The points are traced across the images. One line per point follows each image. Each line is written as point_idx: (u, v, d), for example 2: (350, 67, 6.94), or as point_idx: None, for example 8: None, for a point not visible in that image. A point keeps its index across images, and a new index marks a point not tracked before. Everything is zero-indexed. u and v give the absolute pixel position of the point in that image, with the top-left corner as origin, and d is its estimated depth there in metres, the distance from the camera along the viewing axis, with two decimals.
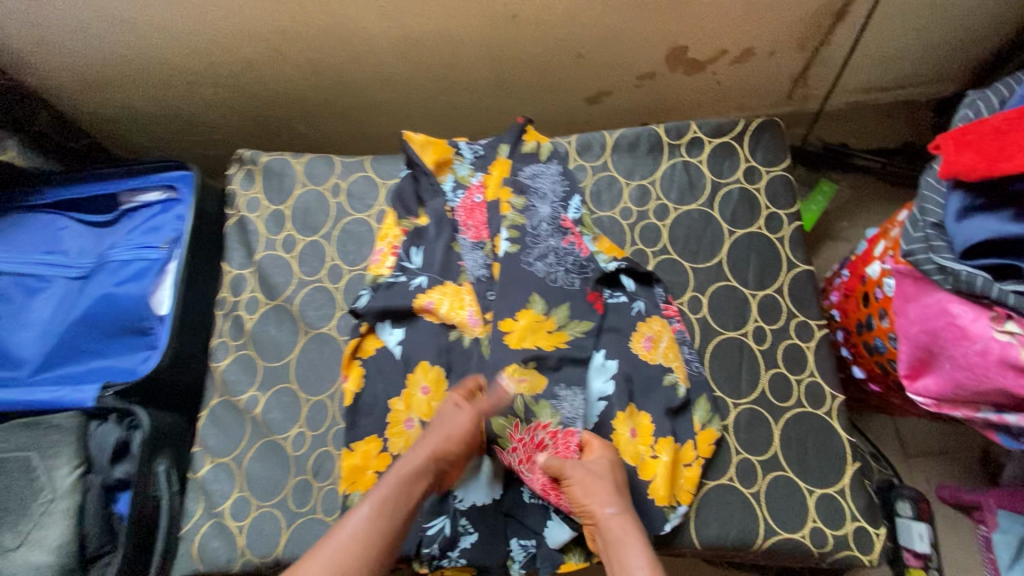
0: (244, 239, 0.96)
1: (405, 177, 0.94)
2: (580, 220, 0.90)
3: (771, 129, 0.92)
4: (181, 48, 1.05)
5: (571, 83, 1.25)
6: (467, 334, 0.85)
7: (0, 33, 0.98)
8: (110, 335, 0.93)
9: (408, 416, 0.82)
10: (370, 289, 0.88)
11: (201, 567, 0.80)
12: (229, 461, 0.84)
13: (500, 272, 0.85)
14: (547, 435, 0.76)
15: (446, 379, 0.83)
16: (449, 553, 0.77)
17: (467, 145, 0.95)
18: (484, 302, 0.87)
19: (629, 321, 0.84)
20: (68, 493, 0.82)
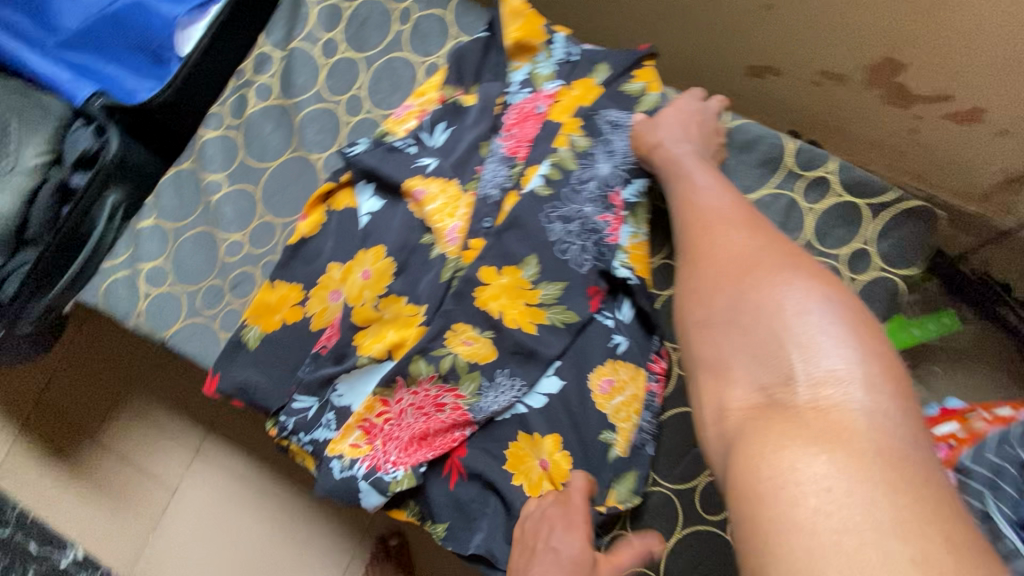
0: (291, 19, 0.85)
1: (477, 40, 0.78)
2: (632, 205, 0.72)
3: (924, 220, 0.67)
4: None
5: (740, 39, 0.98)
6: (440, 246, 0.74)
7: None
8: (130, 45, 0.87)
9: (338, 289, 0.75)
10: (371, 142, 0.77)
11: (101, 306, 0.80)
12: (168, 228, 0.81)
13: (513, 212, 0.71)
14: (451, 402, 0.70)
15: (390, 278, 0.74)
16: (300, 434, 0.73)
17: (563, 40, 0.78)
18: (475, 228, 0.72)
19: (603, 347, 0.70)
20: (28, 173, 0.82)
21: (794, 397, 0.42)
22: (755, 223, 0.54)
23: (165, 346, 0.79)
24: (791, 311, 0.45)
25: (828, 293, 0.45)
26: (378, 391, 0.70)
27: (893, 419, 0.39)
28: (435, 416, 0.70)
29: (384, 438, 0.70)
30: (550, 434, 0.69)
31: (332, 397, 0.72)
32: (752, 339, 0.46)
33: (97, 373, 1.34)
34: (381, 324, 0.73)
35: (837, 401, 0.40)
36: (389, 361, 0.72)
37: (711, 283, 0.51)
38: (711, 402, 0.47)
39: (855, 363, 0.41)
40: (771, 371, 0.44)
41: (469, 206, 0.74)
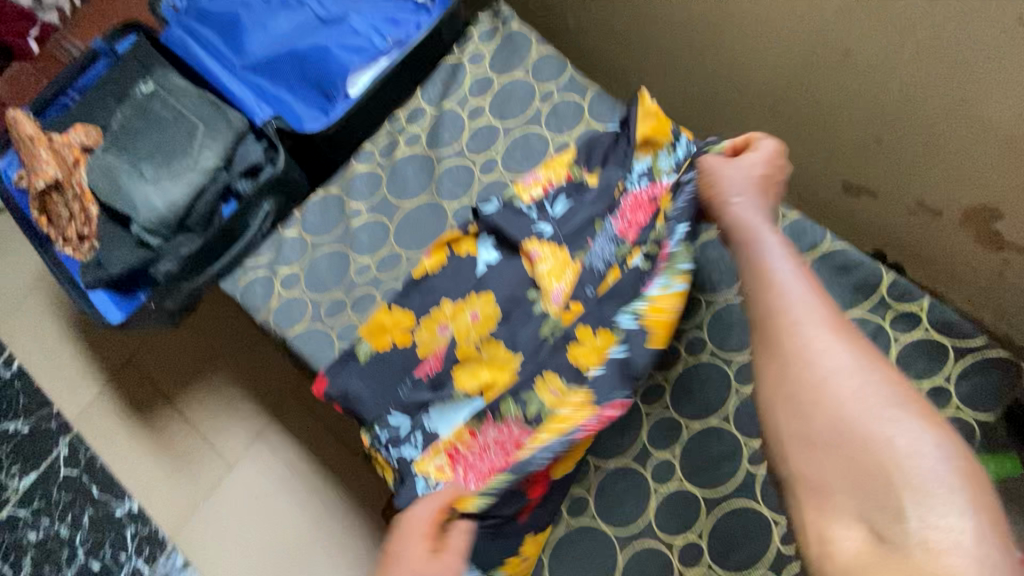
0: (446, 81, 0.97)
1: (609, 132, 0.89)
2: (676, 251, 0.78)
3: (1006, 370, 0.71)
4: None
5: (840, 158, 1.05)
6: (544, 304, 0.81)
7: None
8: (306, 80, 1.01)
9: (445, 323, 0.83)
10: (500, 202, 0.86)
11: (239, 297, 0.91)
12: (309, 241, 0.92)
13: (617, 287, 0.79)
14: (528, 443, 0.74)
15: (495, 323, 0.82)
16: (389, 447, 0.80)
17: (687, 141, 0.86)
18: (579, 293, 0.81)
19: None
20: (202, 173, 0.95)
21: (903, 538, 0.41)
22: (844, 325, 0.51)
23: (284, 344, 0.89)
24: (903, 451, 0.43)
25: (942, 428, 0.44)
26: (468, 423, 0.79)
27: (1000, 570, 0.38)
28: (513, 454, 0.74)
29: (465, 466, 0.77)
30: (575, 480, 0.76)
31: (425, 420, 0.80)
32: (845, 457, 0.46)
33: (185, 344, 1.46)
34: (483, 362, 0.81)
35: (945, 544, 0.39)
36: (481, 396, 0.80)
37: (803, 392, 0.49)
38: (812, 525, 0.46)
39: (968, 516, 0.40)
40: (876, 505, 0.43)
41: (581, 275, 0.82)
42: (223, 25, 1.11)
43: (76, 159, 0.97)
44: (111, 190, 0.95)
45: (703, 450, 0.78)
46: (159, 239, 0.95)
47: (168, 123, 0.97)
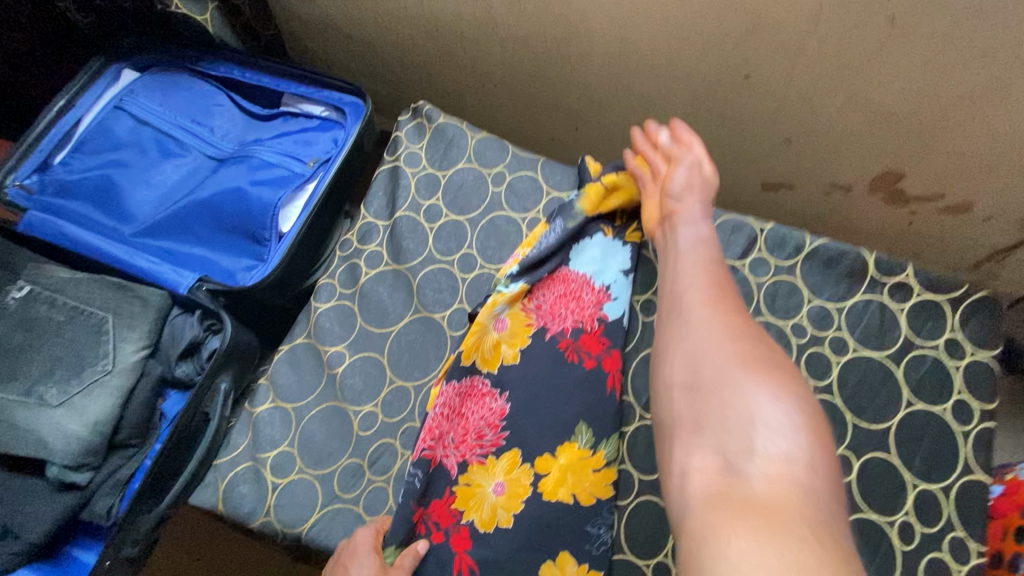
0: (390, 190, 0.91)
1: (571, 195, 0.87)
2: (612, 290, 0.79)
3: (990, 306, 0.79)
4: None
5: (758, 162, 1.14)
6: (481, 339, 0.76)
7: None
8: (227, 230, 0.89)
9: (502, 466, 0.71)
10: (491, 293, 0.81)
11: (221, 508, 0.73)
12: (291, 409, 0.78)
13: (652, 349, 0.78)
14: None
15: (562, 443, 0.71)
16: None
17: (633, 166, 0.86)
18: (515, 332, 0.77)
19: None
20: (125, 372, 0.77)
21: (749, 478, 0.46)
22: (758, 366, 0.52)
23: (299, 543, 0.72)
24: (755, 411, 0.49)
25: (798, 393, 0.50)
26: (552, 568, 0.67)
27: (810, 485, 0.45)
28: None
29: None
30: (575, 561, 0.67)
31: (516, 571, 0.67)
32: (718, 425, 0.50)
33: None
34: (442, 431, 0.73)
35: (781, 477, 0.45)
36: (458, 469, 0.72)
37: (690, 363, 0.55)
38: (677, 465, 0.51)
39: (797, 450, 0.47)
40: (729, 444, 0.49)
41: (531, 323, 0.77)
42: (93, 192, 0.94)
43: None
44: (1, 433, 0.72)
45: None
46: (89, 473, 0.74)
47: (62, 327, 0.77)
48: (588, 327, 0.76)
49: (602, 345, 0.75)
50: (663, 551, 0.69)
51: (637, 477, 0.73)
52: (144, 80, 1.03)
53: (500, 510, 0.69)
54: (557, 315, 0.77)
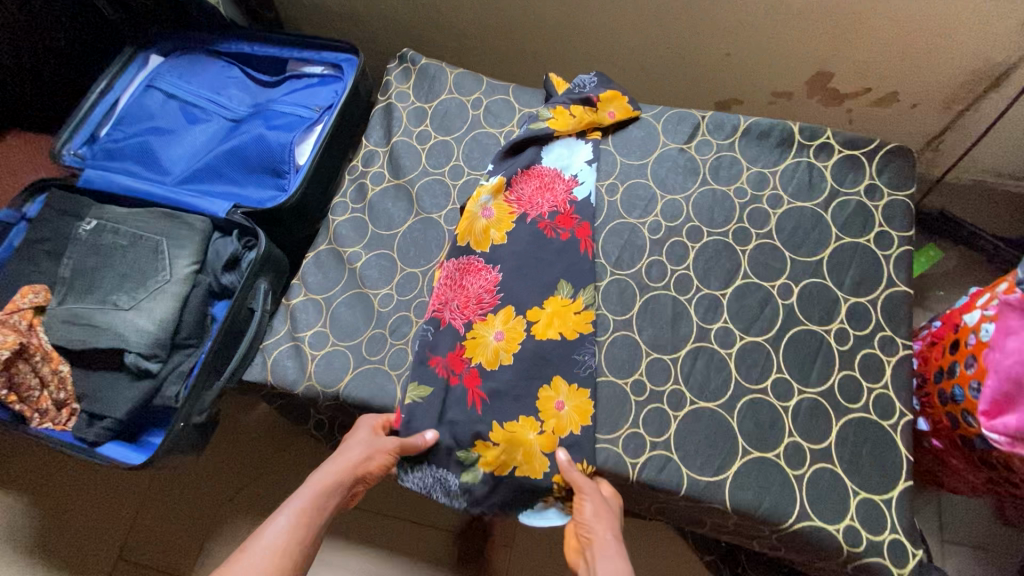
0: (385, 123, 1.07)
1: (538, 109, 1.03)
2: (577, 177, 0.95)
3: (902, 154, 0.92)
4: None
5: (708, 81, 1.29)
6: (473, 221, 0.92)
7: None
8: (252, 169, 1.05)
9: (498, 325, 0.85)
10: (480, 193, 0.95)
11: (270, 379, 0.88)
12: (321, 298, 0.93)
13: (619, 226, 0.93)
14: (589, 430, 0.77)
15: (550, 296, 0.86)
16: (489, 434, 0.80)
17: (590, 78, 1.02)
18: (501, 216, 0.92)
19: (728, 300, 0.87)
20: (182, 281, 0.92)
21: None
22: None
23: (337, 400, 0.86)
24: None
25: None
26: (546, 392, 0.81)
27: None
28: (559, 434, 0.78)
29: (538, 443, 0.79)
30: (566, 382, 0.81)
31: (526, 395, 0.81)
32: None
33: (213, 479, 1.25)
34: (448, 297, 0.88)
35: None
36: (464, 327, 0.86)
37: None
38: None
39: None
40: None
41: (514, 210, 0.93)
42: (136, 155, 1.10)
43: (30, 323, 0.89)
44: (86, 332, 0.88)
45: (745, 308, 0.86)
46: (159, 363, 0.89)
47: (126, 249, 0.93)
48: (562, 209, 0.92)
49: (574, 221, 0.91)
50: (639, 369, 0.83)
51: (612, 319, 0.87)
52: (167, 62, 1.20)
53: (501, 353, 0.83)
54: (534, 202, 0.93)
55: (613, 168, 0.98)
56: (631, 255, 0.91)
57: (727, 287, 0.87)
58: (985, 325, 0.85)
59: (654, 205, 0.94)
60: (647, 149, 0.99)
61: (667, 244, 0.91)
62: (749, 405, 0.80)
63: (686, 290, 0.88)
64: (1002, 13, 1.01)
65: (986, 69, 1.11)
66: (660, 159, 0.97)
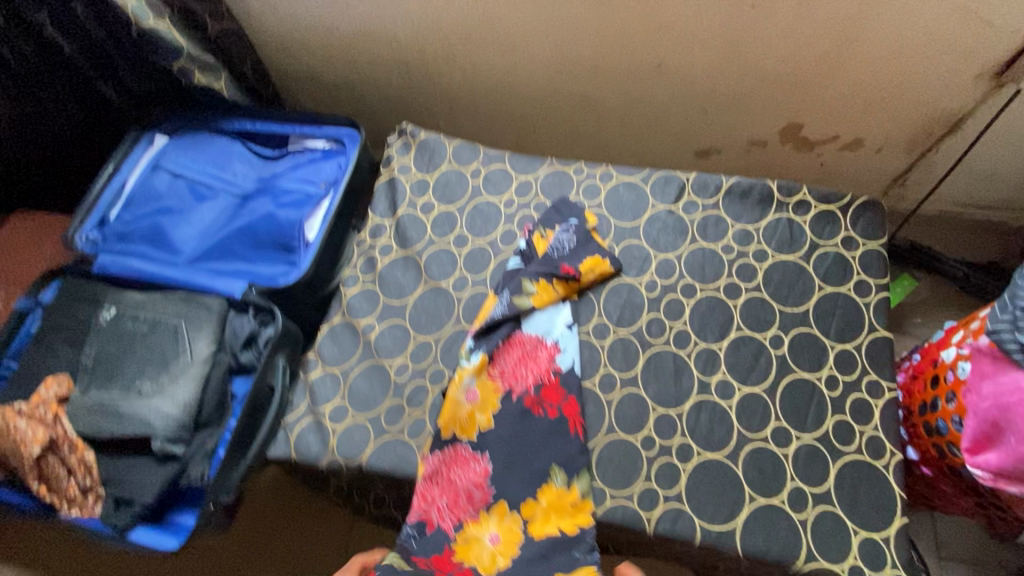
0: (390, 195, 1.13)
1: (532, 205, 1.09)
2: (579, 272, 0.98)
3: (872, 206, 1.01)
4: (381, 38, 1.28)
5: (688, 134, 1.37)
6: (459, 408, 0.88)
7: (254, 6, 1.24)
8: (263, 246, 1.09)
9: (490, 527, 0.84)
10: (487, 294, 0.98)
11: (294, 454, 0.91)
12: (338, 371, 0.97)
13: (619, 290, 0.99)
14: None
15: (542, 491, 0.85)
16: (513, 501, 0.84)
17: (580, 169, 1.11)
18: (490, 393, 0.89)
19: (725, 353, 0.93)
20: (202, 362, 0.96)
21: None
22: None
23: (361, 471, 0.90)
24: None
25: None
26: None
27: None
28: None
29: None
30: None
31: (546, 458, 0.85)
32: None
33: (234, 540, 1.26)
34: (435, 496, 0.85)
35: None
36: (454, 528, 0.84)
37: None
38: None
39: None
40: None
41: (497, 388, 0.90)
42: (147, 236, 1.14)
43: (56, 414, 0.91)
44: (113, 420, 0.91)
45: (740, 360, 0.92)
46: (183, 445, 0.92)
47: (147, 334, 0.97)
48: (547, 381, 0.90)
49: (560, 395, 0.89)
50: (647, 425, 0.89)
51: (618, 377, 0.93)
52: (172, 142, 1.24)
53: (498, 557, 0.83)
54: (518, 376, 0.90)
55: (609, 231, 1.05)
56: (631, 313, 0.97)
57: (723, 340, 0.93)
58: (960, 363, 0.92)
59: (648, 263, 1.01)
60: (638, 211, 1.06)
61: (665, 301, 0.98)
62: (752, 453, 0.86)
63: (685, 345, 0.94)
64: (950, 69, 1.12)
65: (941, 116, 1.21)
66: (651, 220, 1.05)
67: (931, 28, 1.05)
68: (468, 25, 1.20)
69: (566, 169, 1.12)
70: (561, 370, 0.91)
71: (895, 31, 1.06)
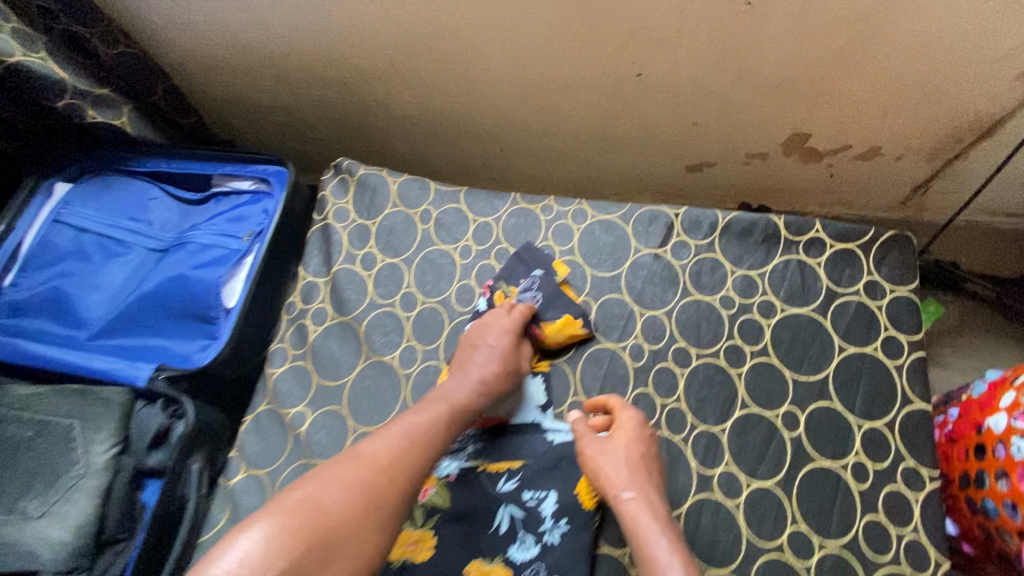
0: (325, 247, 0.95)
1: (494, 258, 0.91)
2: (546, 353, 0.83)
3: (901, 243, 0.83)
4: (312, 55, 1.09)
5: (677, 148, 1.19)
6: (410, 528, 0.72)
7: (157, 25, 1.04)
8: (177, 316, 0.92)
9: None
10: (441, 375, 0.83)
11: None
12: (264, 474, 0.80)
13: (600, 363, 0.82)
14: None
15: None
16: None
17: (550, 208, 0.94)
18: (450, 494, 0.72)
19: (728, 438, 0.76)
20: (100, 472, 0.79)
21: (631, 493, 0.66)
22: (678, 545, 0.60)
23: None
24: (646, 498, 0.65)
25: None
26: None
27: None
28: None
29: None
30: None
31: None
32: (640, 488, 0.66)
33: None
34: None
35: None
36: None
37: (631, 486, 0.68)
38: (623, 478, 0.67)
39: None
40: None
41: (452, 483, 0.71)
42: (46, 306, 0.97)
43: None
44: None
45: (746, 446, 0.76)
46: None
47: (32, 441, 0.80)
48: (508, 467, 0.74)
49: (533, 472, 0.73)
50: None
51: None
52: (78, 188, 1.06)
53: None
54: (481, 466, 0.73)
55: (584, 284, 0.88)
56: (613, 389, 0.81)
57: (725, 422, 0.77)
58: (1016, 438, 0.75)
59: (632, 324, 0.84)
60: (619, 257, 0.88)
61: (654, 371, 0.81)
62: (766, 568, 0.70)
63: (680, 429, 0.77)
64: (987, 70, 0.93)
65: (973, 120, 1.03)
66: (634, 268, 0.87)
67: (967, 25, 0.86)
68: (410, 36, 1.01)
69: (532, 207, 0.94)
70: (517, 466, 0.75)
71: (923, 29, 0.88)
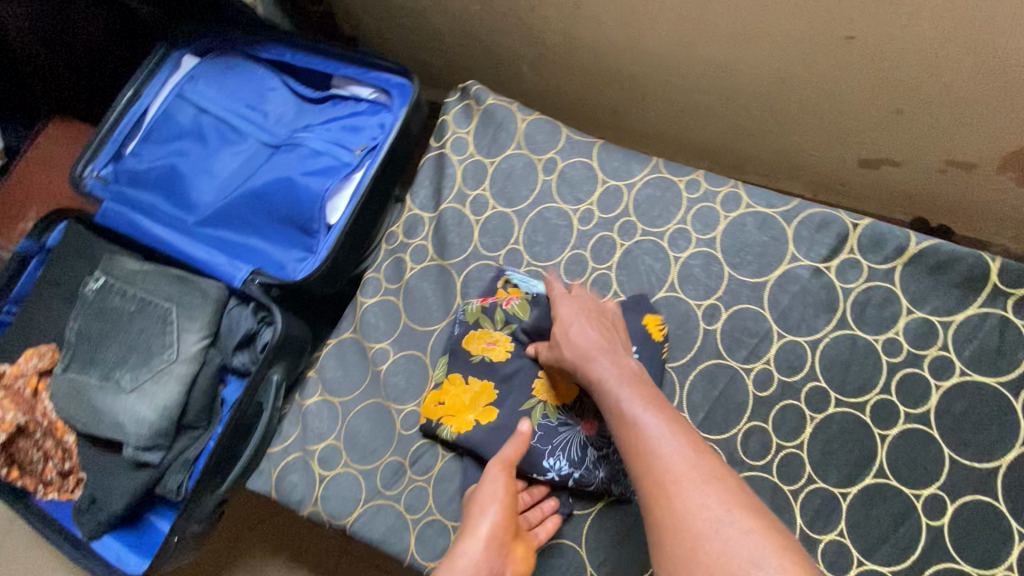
0: (436, 178, 0.88)
1: (621, 234, 0.80)
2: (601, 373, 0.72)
3: None
4: None
5: (855, 136, 0.97)
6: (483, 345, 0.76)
7: None
8: (278, 221, 0.90)
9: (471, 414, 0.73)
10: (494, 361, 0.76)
11: (275, 494, 0.79)
12: (338, 403, 0.80)
13: (716, 380, 0.72)
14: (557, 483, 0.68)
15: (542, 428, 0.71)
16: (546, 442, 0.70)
17: (699, 186, 0.79)
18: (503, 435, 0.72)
19: (850, 502, 0.65)
20: (188, 360, 0.81)
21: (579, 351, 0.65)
22: (731, 489, 0.48)
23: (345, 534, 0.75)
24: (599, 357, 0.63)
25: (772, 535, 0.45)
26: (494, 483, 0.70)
27: None
28: None
29: None
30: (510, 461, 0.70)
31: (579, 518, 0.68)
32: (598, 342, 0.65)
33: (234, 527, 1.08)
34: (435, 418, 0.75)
35: None
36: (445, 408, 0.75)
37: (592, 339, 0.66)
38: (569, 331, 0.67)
39: None
40: None
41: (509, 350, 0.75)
42: (160, 182, 0.95)
43: (35, 390, 0.84)
44: (87, 415, 0.79)
45: (869, 518, 0.64)
46: (160, 453, 0.79)
47: (133, 316, 0.83)
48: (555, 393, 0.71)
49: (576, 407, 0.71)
50: None
51: None
52: (202, 65, 1.03)
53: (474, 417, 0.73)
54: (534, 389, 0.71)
55: (719, 286, 0.75)
56: (723, 414, 0.71)
57: (850, 487, 0.66)
58: None
59: (765, 346, 0.72)
60: (767, 264, 0.74)
61: (778, 407, 0.70)
62: None
63: (793, 478, 0.67)
64: None
65: None
66: (783, 282, 0.73)
67: None
68: None
69: (675, 179, 0.80)
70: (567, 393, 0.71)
71: None
